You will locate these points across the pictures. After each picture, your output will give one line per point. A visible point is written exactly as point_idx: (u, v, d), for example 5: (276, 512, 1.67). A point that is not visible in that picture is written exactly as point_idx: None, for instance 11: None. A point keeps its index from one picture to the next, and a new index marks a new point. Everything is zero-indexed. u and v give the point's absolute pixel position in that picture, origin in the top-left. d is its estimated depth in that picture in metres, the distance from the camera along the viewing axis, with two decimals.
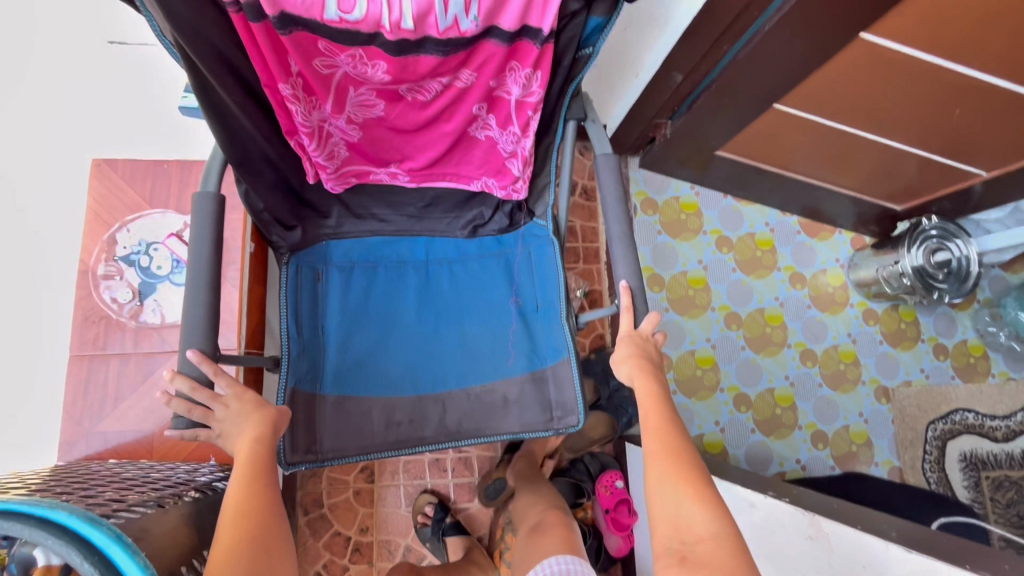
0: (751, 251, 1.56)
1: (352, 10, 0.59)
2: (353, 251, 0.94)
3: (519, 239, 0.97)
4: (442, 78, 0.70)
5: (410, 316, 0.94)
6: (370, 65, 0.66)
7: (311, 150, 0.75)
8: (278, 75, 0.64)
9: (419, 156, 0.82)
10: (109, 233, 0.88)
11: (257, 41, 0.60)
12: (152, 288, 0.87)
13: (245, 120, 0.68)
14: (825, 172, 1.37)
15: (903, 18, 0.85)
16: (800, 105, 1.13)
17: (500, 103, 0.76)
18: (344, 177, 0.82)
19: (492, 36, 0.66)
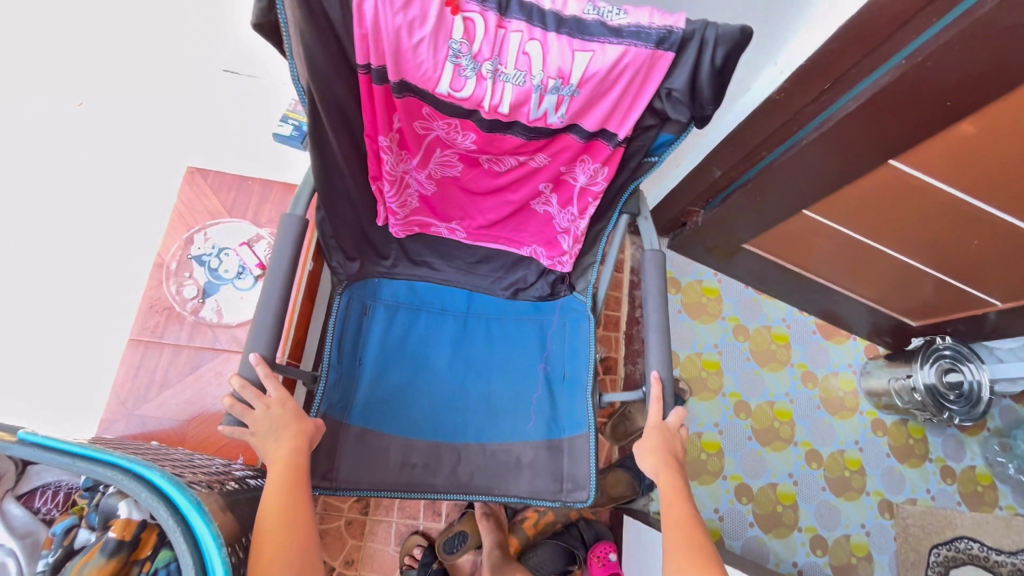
0: (767, 343, 1.61)
1: (460, 89, 0.67)
2: (401, 292, 1.01)
3: (557, 308, 1.04)
4: (519, 156, 0.80)
5: (443, 364, 0.99)
6: (461, 134, 0.75)
7: (388, 196, 0.85)
8: (382, 127, 0.73)
9: (479, 216, 0.92)
10: (188, 233, 0.98)
11: (372, 96, 0.68)
12: (216, 287, 0.95)
13: (342, 162, 0.76)
14: (843, 278, 1.44)
15: (928, 152, 0.94)
16: (827, 214, 1.22)
17: (565, 186, 0.85)
18: (409, 224, 0.92)
19: (573, 131, 0.74)
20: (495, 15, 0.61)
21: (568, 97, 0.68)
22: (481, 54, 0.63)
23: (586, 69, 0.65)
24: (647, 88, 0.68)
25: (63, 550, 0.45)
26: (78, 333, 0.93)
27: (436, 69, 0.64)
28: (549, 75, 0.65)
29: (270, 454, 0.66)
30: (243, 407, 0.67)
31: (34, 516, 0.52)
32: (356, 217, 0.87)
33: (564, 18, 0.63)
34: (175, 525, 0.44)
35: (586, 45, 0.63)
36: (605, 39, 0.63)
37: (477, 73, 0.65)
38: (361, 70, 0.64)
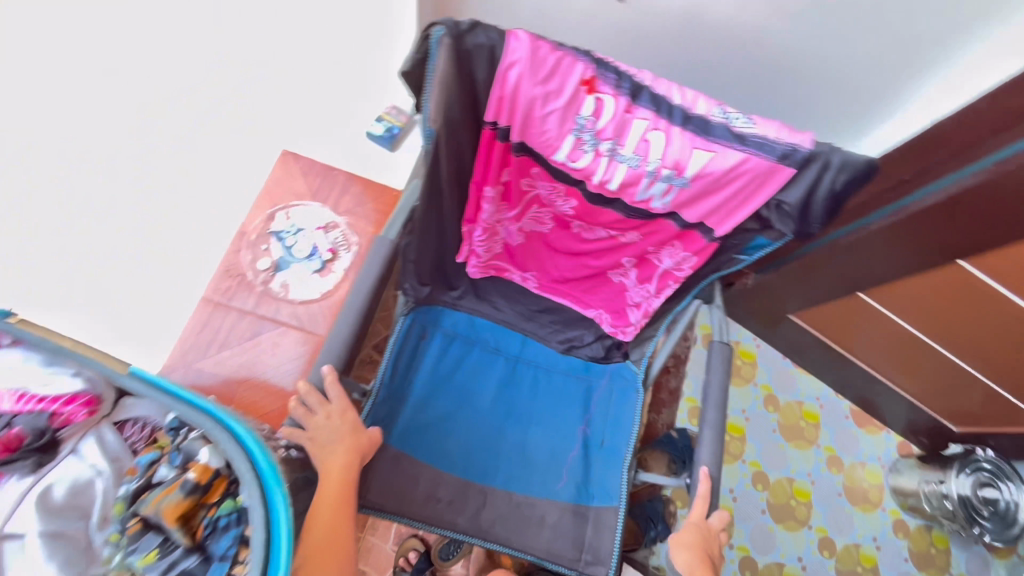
0: (795, 418, 1.57)
1: (576, 160, 0.77)
2: (458, 324, 1.13)
3: (607, 373, 1.13)
4: (611, 231, 0.89)
5: (486, 403, 1.08)
6: (563, 199, 0.86)
7: (476, 238, 0.98)
8: (490, 178, 0.84)
9: (554, 271, 1.04)
10: (271, 210, 1.06)
11: (491, 147, 0.79)
12: (288, 265, 1.02)
13: (445, 202, 0.87)
14: (887, 367, 1.41)
15: (1000, 260, 0.93)
16: (882, 300, 1.20)
17: (648, 265, 0.94)
18: (486, 267, 1.06)
19: (672, 219, 0.81)
20: (625, 101, 0.70)
21: (677, 187, 0.75)
22: (604, 133, 0.72)
23: (703, 166, 0.71)
24: (759, 198, 0.73)
25: (143, 481, 0.48)
26: (153, 288, 1.03)
27: (558, 138, 0.75)
28: (665, 163, 0.73)
29: (325, 459, 0.72)
30: (305, 412, 0.73)
31: (124, 443, 0.57)
32: (441, 243, 0.96)
33: (692, 116, 0.70)
34: (252, 480, 0.47)
35: (708, 144, 0.69)
36: (728, 144, 0.69)
37: (595, 149, 0.74)
38: (488, 125, 0.76)
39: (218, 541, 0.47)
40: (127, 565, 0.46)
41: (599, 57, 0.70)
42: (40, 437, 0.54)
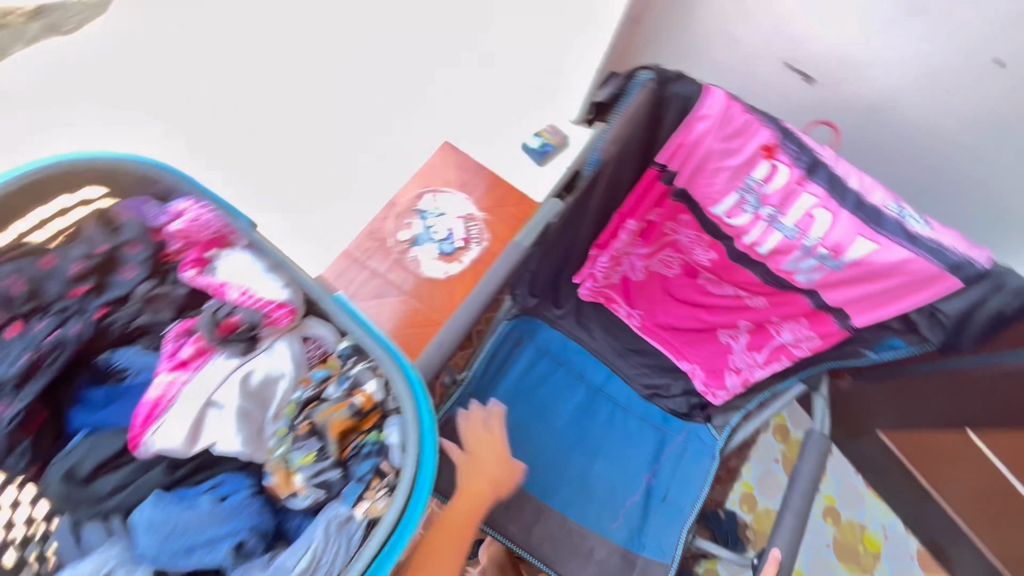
0: (854, 539, 1.46)
1: (733, 217, 0.80)
2: (552, 342, 1.15)
3: (685, 430, 1.11)
4: (740, 290, 0.93)
5: (560, 424, 1.10)
6: (702, 250, 0.91)
7: (600, 262, 1.02)
8: (638, 213, 0.88)
9: (662, 316, 1.08)
10: (421, 190, 1.10)
11: (651, 185, 0.84)
12: (424, 243, 1.06)
13: (585, 224, 0.90)
14: (981, 519, 1.27)
15: None
16: (993, 442, 1.11)
17: (763, 334, 0.95)
18: (597, 292, 1.10)
19: (809, 296, 0.83)
20: (801, 173, 0.72)
21: (828, 267, 0.76)
22: (769, 199, 0.75)
23: (863, 256, 0.71)
24: (913, 299, 0.71)
25: (314, 392, 0.54)
26: None
27: (721, 193, 0.78)
28: (823, 244, 0.74)
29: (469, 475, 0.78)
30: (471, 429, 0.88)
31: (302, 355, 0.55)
32: (568, 262, 1.01)
33: (865, 203, 0.70)
34: (410, 420, 0.52)
35: (876, 235, 0.70)
36: (897, 240, 0.69)
37: (755, 212, 0.77)
38: (656, 166, 0.80)
39: (359, 464, 0.53)
40: (286, 457, 0.52)
41: (786, 127, 0.72)
42: (251, 329, 0.53)
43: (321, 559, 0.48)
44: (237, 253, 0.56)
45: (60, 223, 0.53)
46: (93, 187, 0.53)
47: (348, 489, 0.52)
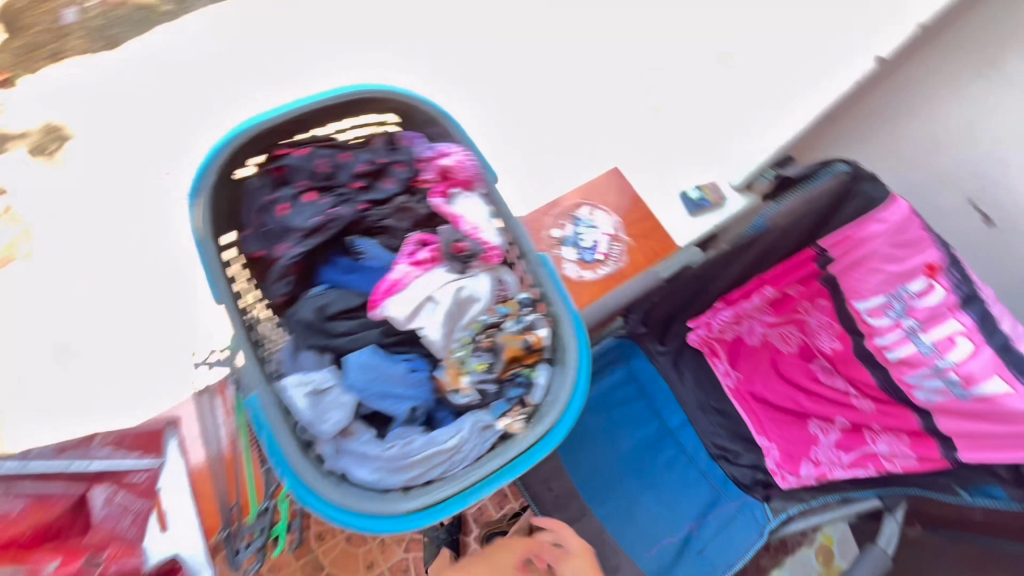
0: None
1: (873, 317, 0.85)
2: (644, 372, 1.23)
3: (741, 500, 1.14)
4: (850, 387, 0.98)
5: (626, 447, 1.18)
6: (827, 338, 0.97)
7: (721, 316, 1.09)
8: (780, 283, 0.96)
9: (759, 387, 1.12)
10: (581, 202, 1.20)
11: (804, 263, 0.92)
12: (569, 244, 1.14)
13: (723, 275, 1.00)
14: None
15: None
16: None
17: (857, 437, 0.98)
18: (705, 341, 1.16)
19: (921, 416, 0.86)
20: (956, 300, 0.76)
21: (952, 394, 0.79)
22: (915, 312, 0.80)
23: (993, 394, 0.74)
24: None
25: (496, 320, 0.67)
26: None
27: (870, 291, 0.84)
28: (956, 369, 0.77)
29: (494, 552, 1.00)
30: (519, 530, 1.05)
31: (496, 290, 0.68)
32: (692, 307, 1.10)
33: (1012, 349, 0.73)
34: (567, 370, 0.63)
35: (1012, 380, 0.72)
36: None
37: (896, 319, 0.82)
38: (817, 247, 0.88)
39: (511, 388, 0.66)
40: (462, 360, 0.66)
41: (956, 255, 0.77)
42: (472, 255, 0.68)
43: (463, 445, 0.61)
44: (473, 196, 0.71)
45: (361, 132, 0.72)
46: (390, 113, 0.71)
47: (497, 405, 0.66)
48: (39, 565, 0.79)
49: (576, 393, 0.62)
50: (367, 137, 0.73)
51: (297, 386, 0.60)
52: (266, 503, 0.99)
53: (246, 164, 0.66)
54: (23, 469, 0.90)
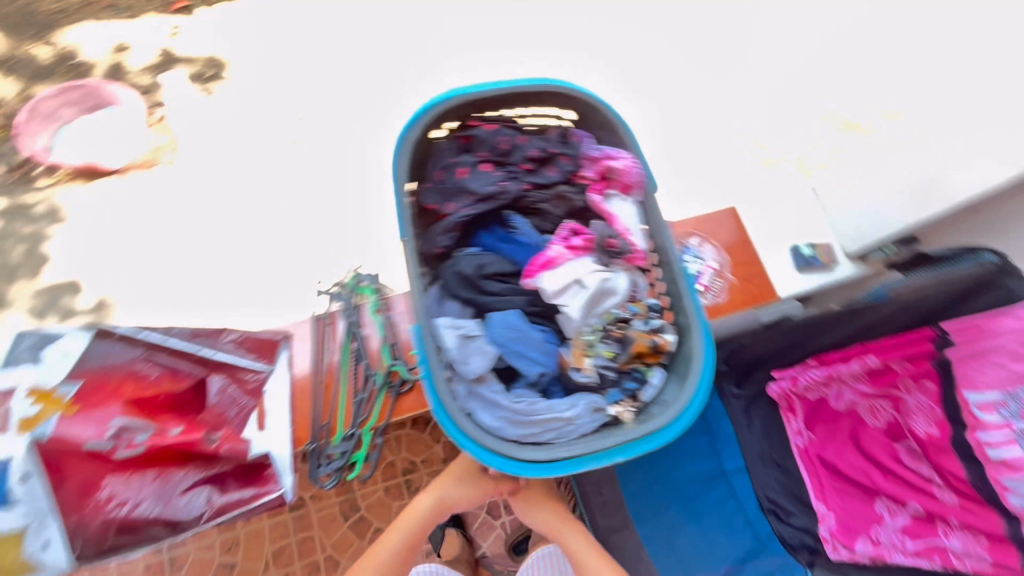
0: None
1: (982, 411, 0.84)
2: (711, 409, 1.26)
3: (783, 557, 1.10)
4: (935, 475, 0.96)
5: (678, 475, 1.21)
6: (923, 420, 0.95)
7: (811, 374, 1.08)
8: (887, 355, 0.96)
9: (831, 453, 1.10)
10: (693, 233, 1.24)
11: (919, 342, 0.92)
12: None
13: (828, 333, 1.01)
14: None
15: None
16: None
17: (929, 526, 0.95)
18: (784, 395, 1.15)
19: (1008, 523, 0.84)
20: None
21: None
22: None
23: None
24: None
25: (625, 316, 0.73)
26: None
27: (987, 385, 0.84)
28: None
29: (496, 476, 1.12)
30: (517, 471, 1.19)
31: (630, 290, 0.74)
32: (777, 358, 1.13)
33: None
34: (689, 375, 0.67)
35: None
36: None
37: (1008, 419, 0.81)
38: (940, 329, 0.89)
39: (626, 381, 0.72)
40: (590, 345, 0.72)
41: None
42: (627, 250, 0.76)
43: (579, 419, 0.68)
44: (630, 204, 0.76)
45: (538, 122, 0.80)
46: (571, 111, 0.78)
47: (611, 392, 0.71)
48: (166, 427, 0.90)
49: (696, 392, 0.65)
50: (542, 127, 0.80)
51: (451, 328, 0.72)
52: (352, 431, 1.04)
53: (443, 126, 0.77)
54: (165, 341, 0.97)
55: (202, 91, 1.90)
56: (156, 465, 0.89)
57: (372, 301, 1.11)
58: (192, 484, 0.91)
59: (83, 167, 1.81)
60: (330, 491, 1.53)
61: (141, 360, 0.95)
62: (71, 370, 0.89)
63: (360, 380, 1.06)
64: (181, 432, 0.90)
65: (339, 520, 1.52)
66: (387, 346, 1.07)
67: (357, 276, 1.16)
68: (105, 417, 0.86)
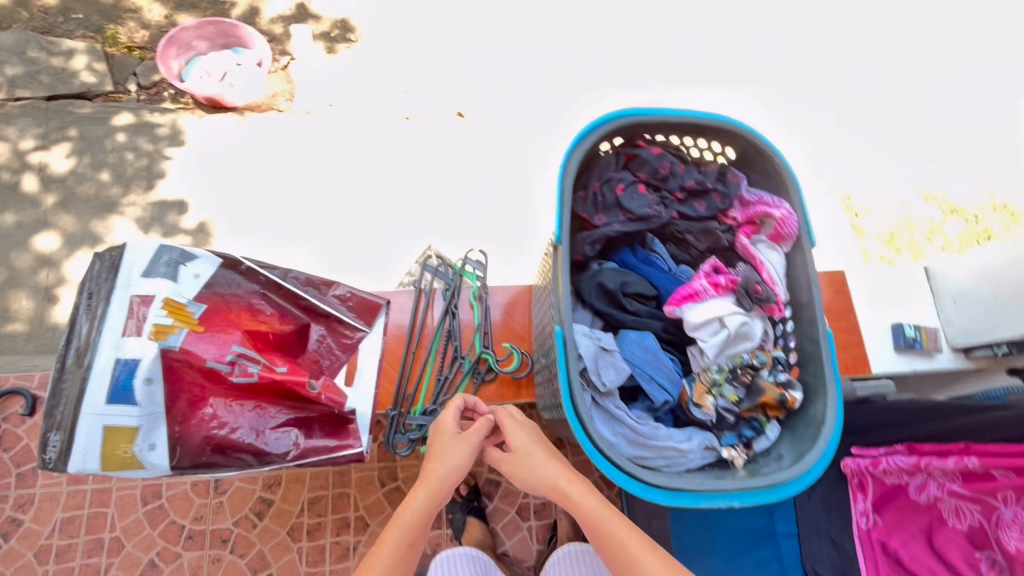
0: None
1: None
2: None
3: None
4: None
5: (727, 525, 1.23)
6: (1015, 536, 0.90)
7: (895, 456, 1.04)
8: (990, 460, 0.91)
9: (895, 541, 1.05)
10: None
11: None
12: None
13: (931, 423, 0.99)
14: None
15: None
16: None
17: None
18: (858, 471, 1.11)
19: None
20: None
21: None
22: None
23: None
24: None
25: (754, 364, 0.84)
26: None
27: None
28: None
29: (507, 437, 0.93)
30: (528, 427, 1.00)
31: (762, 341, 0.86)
32: (865, 433, 1.11)
33: None
34: (822, 434, 0.76)
35: None
36: None
37: None
38: None
39: (744, 426, 0.84)
40: (718, 386, 0.85)
41: None
42: (767, 299, 0.84)
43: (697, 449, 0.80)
44: (774, 248, 0.86)
45: (697, 152, 0.91)
46: (732, 148, 0.89)
47: (726, 435, 0.84)
48: (273, 363, 0.96)
49: (822, 455, 0.74)
50: (700, 158, 0.91)
51: (590, 339, 0.83)
52: (431, 407, 1.09)
53: (610, 143, 0.89)
54: (282, 281, 1.00)
55: (327, 49, 2.08)
56: (256, 396, 0.95)
57: (473, 287, 1.16)
58: (283, 422, 0.97)
59: (210, 98, 1.92)
60: (375, 454, 1.57)
61: (258, 294, 1.00)
62: (197, 293, 0.93)
63: (447, 361, 1.12)
64: (286, 371, 0.95)
65: (376, 485, 1.56)
66: (479, 333, 1.12)
67: (464, 259, 1.20)
68: (225, 342, 0.92)
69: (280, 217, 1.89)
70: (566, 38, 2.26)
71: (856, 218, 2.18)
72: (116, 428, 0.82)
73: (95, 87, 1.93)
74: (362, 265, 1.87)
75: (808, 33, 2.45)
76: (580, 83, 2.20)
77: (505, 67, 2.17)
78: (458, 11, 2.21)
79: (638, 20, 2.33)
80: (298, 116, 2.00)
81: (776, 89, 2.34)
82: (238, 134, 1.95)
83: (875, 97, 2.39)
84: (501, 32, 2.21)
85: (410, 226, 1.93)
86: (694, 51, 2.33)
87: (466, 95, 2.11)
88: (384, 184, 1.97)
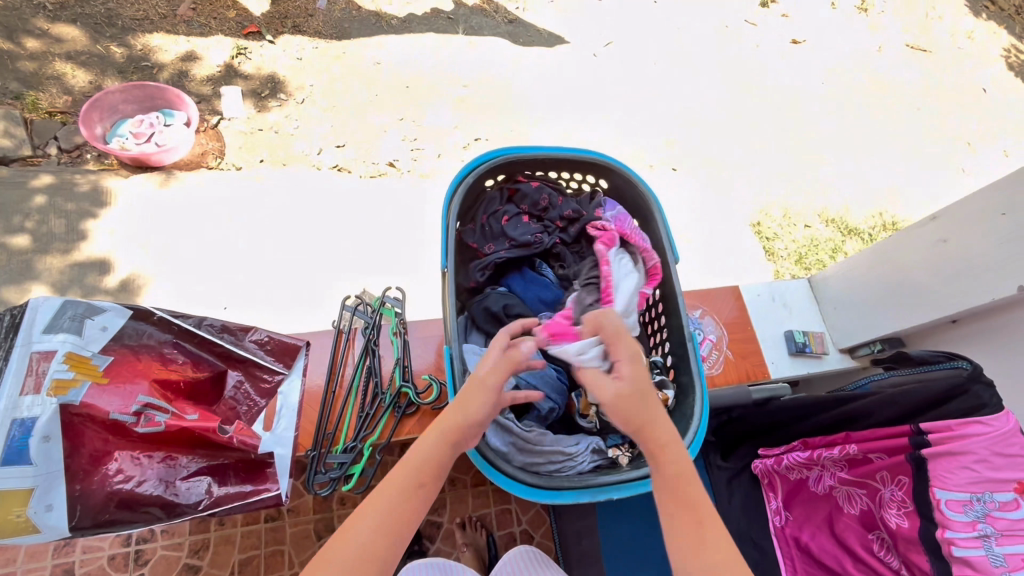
0: None
1: (952, 509, 0.88)
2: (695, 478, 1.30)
3: None
4: (903, 567, 0.96)
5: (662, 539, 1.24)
6: (896, 513, 0.97)
7: (794, 453, 1.13)
8: (866, 445, 1.01)
9: (803, 533, 1.12)
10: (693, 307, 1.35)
11: (897, 436, 0.96)
12: None
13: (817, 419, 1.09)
14: None
15: None
16: None
17: None
18: (767, 471, 1.20)
19: None
20: None
21: None
22: (995, 520, 0.85)
23: None
24: None
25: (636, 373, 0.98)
26: None
27: (957, 485, 0.88)
28: None
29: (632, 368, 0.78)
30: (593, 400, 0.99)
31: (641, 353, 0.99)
32: (768, 435, 1.21)
33: None
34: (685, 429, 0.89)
35: None
36: None
37: (975, 518, 0.86)
38: (912, 427, 0.94)
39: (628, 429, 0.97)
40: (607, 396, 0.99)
41: None
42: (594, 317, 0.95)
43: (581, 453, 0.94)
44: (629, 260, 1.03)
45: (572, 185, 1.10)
46: (603, 181, 1.08)
47: (611, 436, 0.98)
48: (184, 413, 0.95)
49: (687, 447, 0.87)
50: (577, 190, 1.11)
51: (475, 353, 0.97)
52: (353, 444, 1.08)
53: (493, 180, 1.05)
54: (195, 329, 1.02)
55: (256, 108, 2.14)
56: (165, 446, 0.94)
57: (392, 324, 1.20)
58: (195, 471, 0.97)
59: (135, 159, 1.91)
60: (308, 507, 1.53)
61: (170, 343, 1.00)
62: (103, 346, 0.92)
63: (368, 398, 1.13)
64: (197, 418, 0.95)
65: (311, 538, 1.51)
66: (398, 368, 1.15)
67: (382, 297, 1.22)
68: (131, 394, 0.91)
69: (211, 272, 1.89)
70: (490, 92, 2.43)
71: (767, 242, 2.37)
72: (9, 491, 0.78)
73: (11, 152, 1.89)
74: (297, 317, 1.87)
75: (707, 82, 2.75)
76: (505, 132, 2.36)
77: (434, 119, 2.30)
78: (385, 69, 2.35)
79: (555, 76, 2.55)
80: (229, 172, 2.03)
81: (684, 131, 2.58)
82: (165, 192, 1.95)
83: (770, 133, 2.66)
84: (427, 88, 2.35)
85: (346, 274, 1.97)
86: (607, 102, 2.56)
87: (397, 147, 2.21)
88: (317, 233, 2.01)
